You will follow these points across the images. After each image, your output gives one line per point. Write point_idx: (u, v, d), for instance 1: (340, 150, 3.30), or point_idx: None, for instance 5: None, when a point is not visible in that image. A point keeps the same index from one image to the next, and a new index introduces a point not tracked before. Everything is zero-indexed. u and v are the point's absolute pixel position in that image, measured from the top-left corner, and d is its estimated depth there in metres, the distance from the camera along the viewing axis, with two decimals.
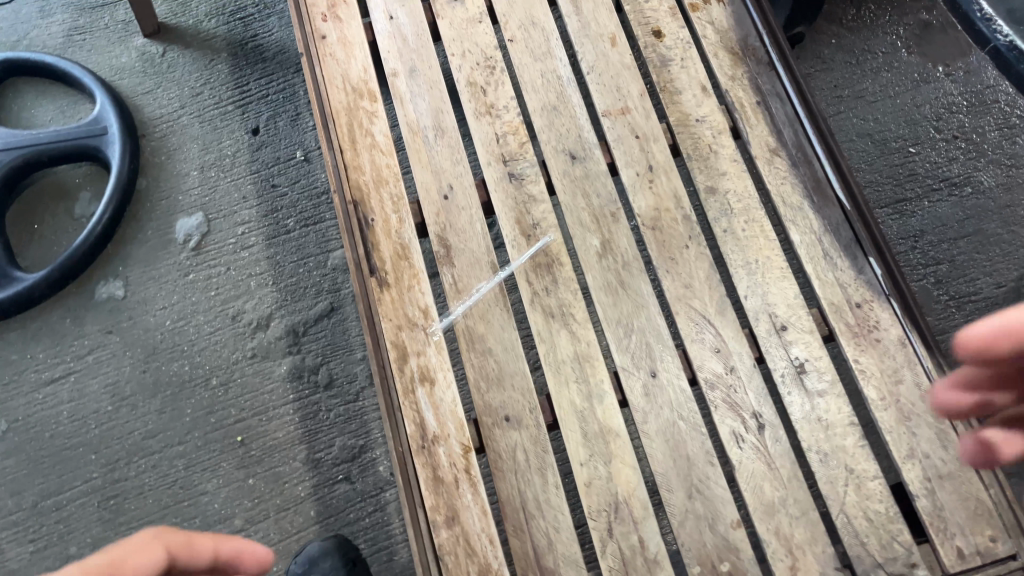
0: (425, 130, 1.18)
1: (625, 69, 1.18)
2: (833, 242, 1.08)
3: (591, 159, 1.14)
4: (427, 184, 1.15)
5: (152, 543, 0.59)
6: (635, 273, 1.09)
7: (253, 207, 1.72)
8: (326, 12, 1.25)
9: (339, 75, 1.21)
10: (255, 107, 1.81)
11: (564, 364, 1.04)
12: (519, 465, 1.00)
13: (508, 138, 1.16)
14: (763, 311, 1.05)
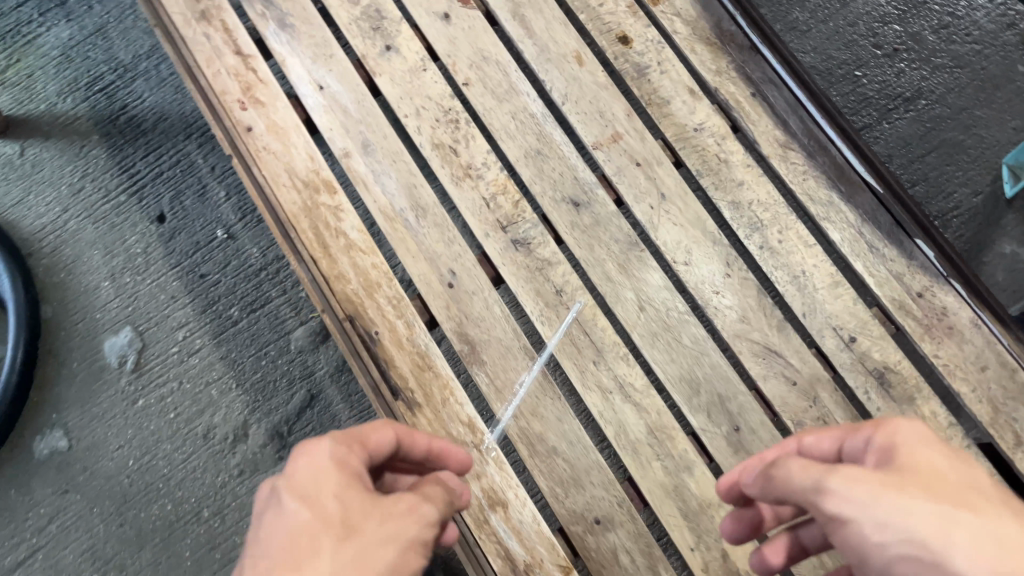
0: (403, 213, 1.02)
1: (602, 89, 1.05)
2: (874, 232, 1.00)
3: (597, 201, 1.02)
4: (425, 276, 1.00)
5: (389, 426, 0.70)
6: (682, 318, 0.98)
7: (186, 306, 1.52)
8: (243, 98, 1.06)
9: (284, 171, 1.03)
10: (151, 191, 1.58)
11: (640, 442, 0.94)
12: (627, 569, 0.91)
13: (498, 200, 1.02)
14: (827, 326, 0.97)
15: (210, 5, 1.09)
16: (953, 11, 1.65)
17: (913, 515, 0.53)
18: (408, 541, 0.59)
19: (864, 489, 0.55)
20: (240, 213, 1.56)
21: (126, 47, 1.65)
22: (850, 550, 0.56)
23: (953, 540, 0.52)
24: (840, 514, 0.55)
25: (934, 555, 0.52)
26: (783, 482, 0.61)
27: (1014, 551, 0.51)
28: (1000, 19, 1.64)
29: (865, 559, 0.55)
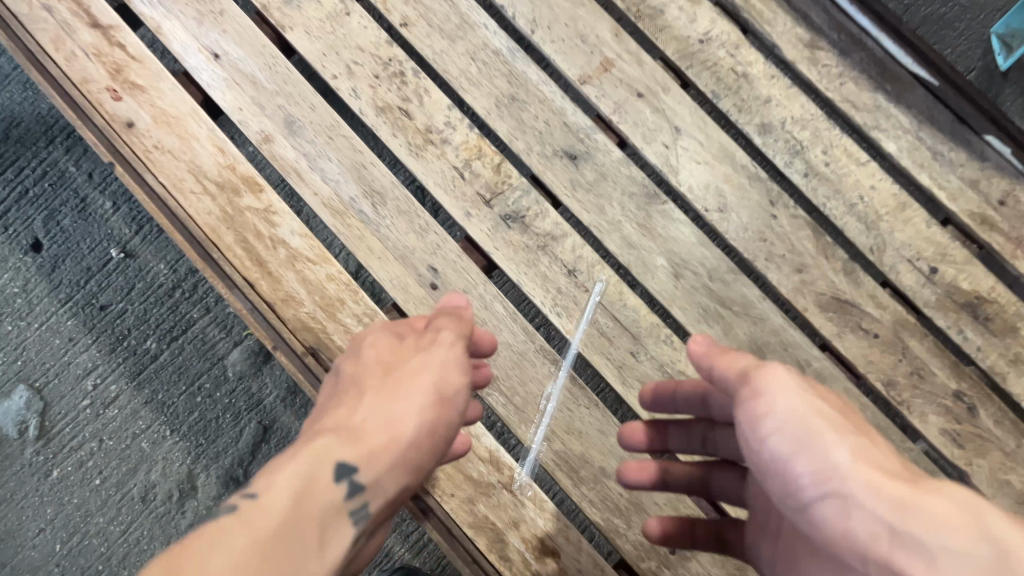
0: (355, 204, 0.79)
1: (579, 6, 0.82)
2: (935, 134, 0.82)
3: (598, 149, 0.80)
4: (398, 280, 0.78)
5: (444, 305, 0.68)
6: (729, 280, 0.78)
7: (89, 347, 1.24)
8: (114, 84, 0.80)
9: (188, 174, 0.79)
10: (17, 214, 1.27)
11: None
12: None
13: (474, 167, 0.80)
14: (902, 259, 0.79)
15: None
16: None
17: (822, 415, 0.50)
18: (440, 375, 0.61)
19: (788, 382, 0.51)
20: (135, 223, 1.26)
21: None
22: (745, 431, 0.51)
23: (843, 440, 0.48)
24: (756, 390, 0.51)
25: (821, 438, 0.48)
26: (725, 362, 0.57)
27: (905, 477, 0.47)
28: None
29: (753, 443, 0.51)
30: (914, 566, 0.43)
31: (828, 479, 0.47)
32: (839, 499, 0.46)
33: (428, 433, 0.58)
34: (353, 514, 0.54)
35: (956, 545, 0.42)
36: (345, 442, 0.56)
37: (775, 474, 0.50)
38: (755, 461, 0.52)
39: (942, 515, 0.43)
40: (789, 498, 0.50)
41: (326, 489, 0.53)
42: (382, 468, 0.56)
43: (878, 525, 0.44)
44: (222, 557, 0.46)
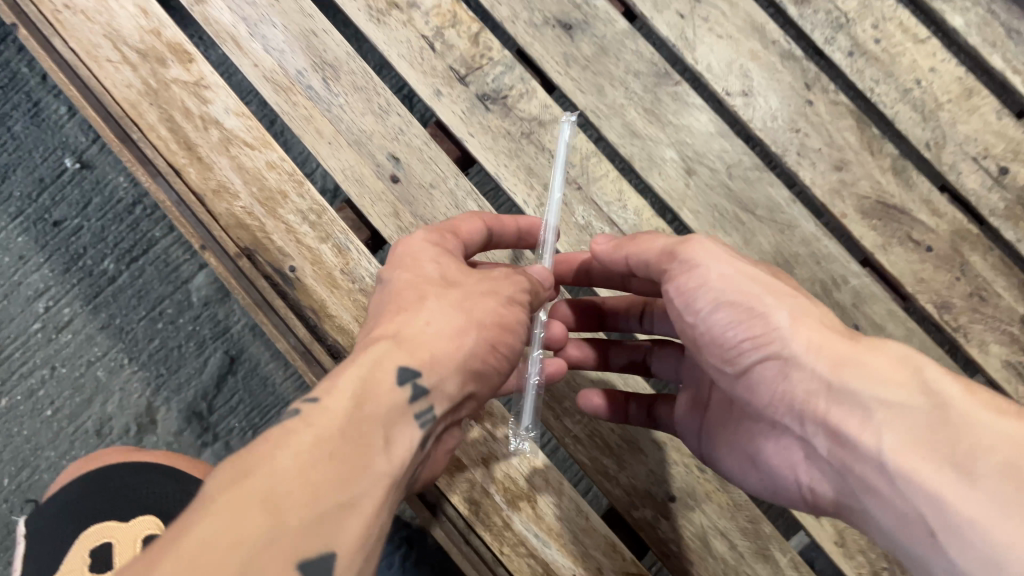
0: (302, 78, 0.66)
1: None
2: (1011, 6, 0.67)
3: (598, 18, 0.66)
4: (352, 169, 0.65)
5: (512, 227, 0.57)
6: (750, 180, 0.65)
7: (31, 261, 0.99)
8: None
9: (103, 37, 0.66)
10: None
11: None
12: (728, 560, 0.60)
13: (447, 36, 0.66)
14: (965, 157, 0.65)
15: None
16: None
17: (761, 280, 0.47)
18: (514, 291, 0.48)
19: (720, 251, 0.49)
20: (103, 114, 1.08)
21: None
22: (673, 302, 0.49)
23: (786, 302, 0.46)
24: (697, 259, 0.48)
25: (762, 301, 0.46)
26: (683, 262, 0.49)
27: (848, 334, 0.45)
28: None
29: (685, 317, 0.49)
30: (851, 421, 0.41)
31: (771, 341, 0.45)
32: (781, 362, 0.45)
33: (498, 343, 0.46)
34: (419, 416, 0.41)
35: (897, 399, 0.40)
36: (405, 342, 0.43)
37: (711, 342, 0.48)
38: (683, 332, 0.50)
39: (889, 369, 0.41)
40: (727, 366, 0.48)
41: (387, 390, 0.40)
42: (451, 368, 0.43)
43: (814, 381, 0.43)
44: (293, 458, 0.34)
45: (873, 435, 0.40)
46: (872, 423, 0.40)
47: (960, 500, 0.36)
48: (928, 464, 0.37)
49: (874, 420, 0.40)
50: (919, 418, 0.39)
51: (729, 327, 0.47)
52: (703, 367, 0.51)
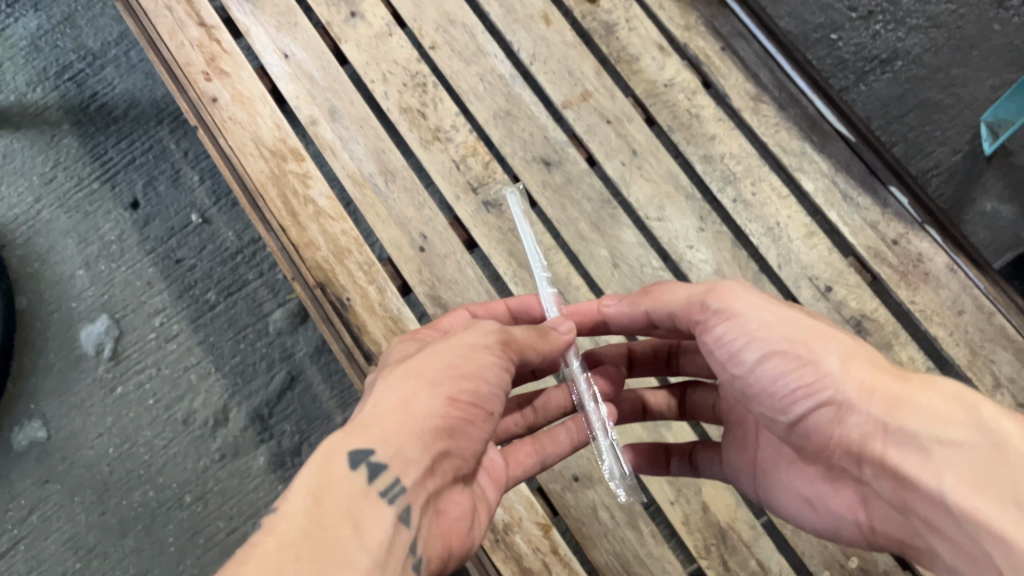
0: (371, 179, 1.01)
1: (570, 49, 1.04)
2: (848, 180, 0.99)
3: (568, 160, 1.00)
4: (396, 240, 0.99)
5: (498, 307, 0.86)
6: (655, 277, 0.97)
7: (163, 291, 1.49)
8: (207, 69, 1.04)
9: (249, 140, 1.02)
10: (125, 177, 1.55)
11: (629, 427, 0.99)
12: (608, 524, 0.90)
13: (468, 161, 1.01)
14: (803, 276, 0.96)
15: None
16: None
17: (808, 342, 0.66)
18: (465, 357, 0.65)
19: (764, 310, 0.69)
20: (215, 198, 1.53)
21: (95, 34, 1.61)
22: (720, 351, 0.70)
23: (836, 355, 0.65)
24: (752, 326, 0.68)
25: (814, 356, 0.65)
26: (658, 302, 0.75)
27: (891, 375, 0.63)
28: None
29: (755, 370, 0.68)
30: (906, 455, 0.58)
31: (825, 392, 0.63)
32: (834, 411, 0.63)
33: (450, 402, 0.62)
34: (384, 494, 0.55)
35: (950, 439, 0.56)
36: (356, 430, 0.57)
37: (769, 393, 0.67)
38: (757, 384, 0.68)
39: (932, 412, 0.58)
40: (783, 412, 0.67)
41: (349, 478, 0.54)
42: (406, 439, 0.58)
43: (872, 422, 0.61)
44: (257, 566, 0.47)
45: (926, 471, 0.56)
46: (926, 459, 0.57)
47: (994, 515, 0.51)
48: (970, 490, 0.53)
49: (929, 456, 0.56)
50: (964, 450, 0.55)
51: (783, 381, 0.66)
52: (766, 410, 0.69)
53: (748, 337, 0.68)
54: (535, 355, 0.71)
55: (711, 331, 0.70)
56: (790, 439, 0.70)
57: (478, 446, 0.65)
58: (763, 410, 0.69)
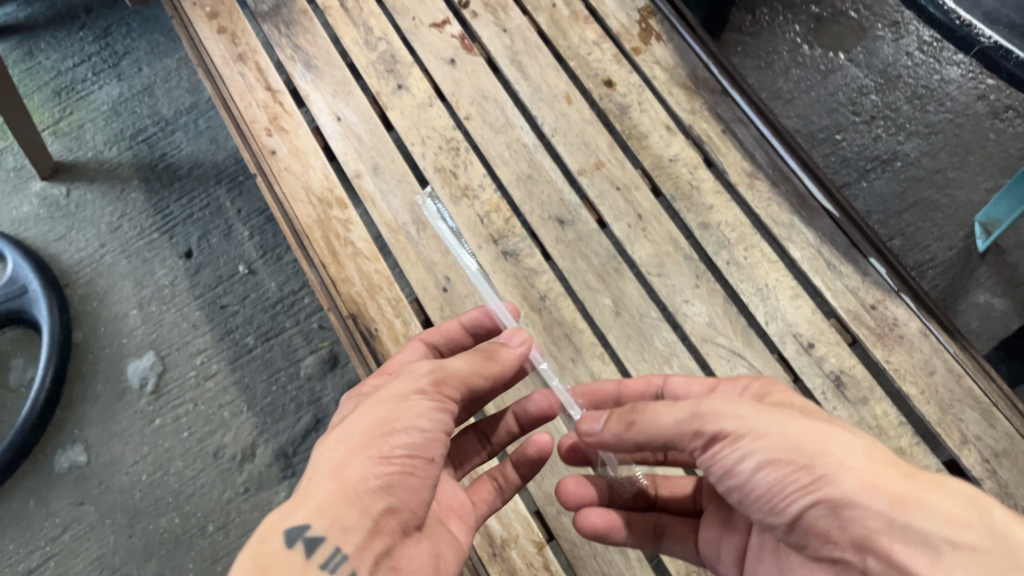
0: (405, 227, 1.14)
1: (588, 124, 1.18)
2: (832, 250, 1.10)
3: (580, 220, 1.12)
4: (423, 281, 1.11)
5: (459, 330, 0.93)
6: (655, 322, 1.08)
7: (206, 333, 1.60)
8: (269, 126, 1.20)
9: (300, 187, 1.16)
10: (183, 230, 1.69)
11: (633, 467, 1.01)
12: (598, 546, 0.98)
13: (491, 216, 1.13)
14: (787, 332, 1.06)
15: (247, 50, 1.26)
16: (926, 84, 1.76)
17: (802, 445, 0.64)
18: (401, 406, 0.69)
19: (749, 412, 0.67)
20: (262, 252, 1.67)
21: (169, 103, 1.80)
22: (716, 465, 0.68)
23: (828, 448, 0.63)
24: (744, 433, 0.66)
25: (807, 455, 0.63)
26: (649, 427, 0.72)
27: (889, 466, 0.61)
28: (970, 91, 1.75)
29: (748, 473, 0.66)
30: (919, 558, 0.56)
31: (821, 492, 0.61)
32: (831, 509, 0.61)
33: (382, 461, 0.65)
34: (323, 565, 0.59)
35: (963, 542, 0.55)
36: (293, 507, 0.62)
37: (765, 497, 0.65)
38: (754, 487, 0.66)
39: (941, 511, 0.57)
40: (775, 514, 0.65)
41: (286, 557, 0.59)
42: (342, 507, 0.62)
43: (879, 519, 0.58)
44: None
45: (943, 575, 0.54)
46: (943, 564, 0.55)
47: None
48: None
49: (941, 557, 0.55)
50: (984, 556, 0.54)
51: (776, 485, 0.64)
52: (757, 514, 0.68)
53: (738, 446, 0.66)
54: (479, 380, 0.75)
55: (707, 443, 0.68)
56: (788, 541, 0.67)
57: (426, 493, 0.68)
58: (758, 514, 0.67)
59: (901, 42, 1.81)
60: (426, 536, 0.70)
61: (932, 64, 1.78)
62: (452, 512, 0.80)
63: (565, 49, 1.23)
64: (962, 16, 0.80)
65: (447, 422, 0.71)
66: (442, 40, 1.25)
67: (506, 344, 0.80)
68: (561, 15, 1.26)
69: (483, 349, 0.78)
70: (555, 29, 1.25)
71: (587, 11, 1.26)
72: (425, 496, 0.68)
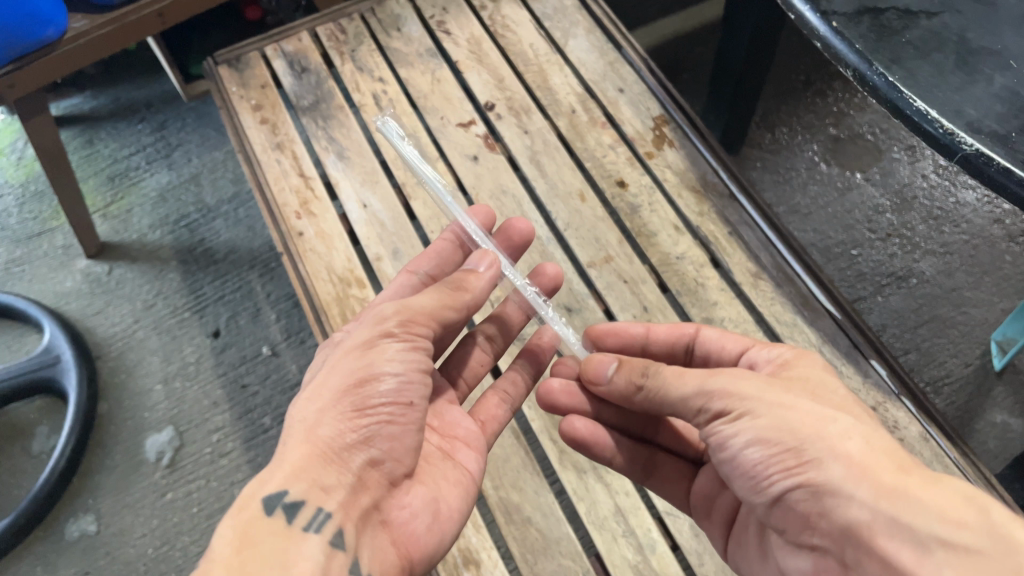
0: None
1: (599, 221, 1.23)
2: (833, 351, 1.12)
3: (587, 309, 1.16)
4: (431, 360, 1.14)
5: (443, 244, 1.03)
6: None
7: (225, 411, 1.62)
8: (299, 210, 1.27)
9: (324, 267, 1.21)
10: (213, 310, 1.75)
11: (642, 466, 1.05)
12: None
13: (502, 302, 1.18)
14: None
15: (286, 140, 1.35)
16: (941, 206, 1.80)
17: (797, 429, 0.71)
18: (356, 354, 0.78)
19: (755, 386, 0.75)
20: (286, 335, 1.71)
21: (213, 192, 1.91)
22: (713, 439, 0.76)
23: (828, 436, 0.70)
24: (743, 412, 0.74)
25: (805, 439, 0.71)
26: (657, 392, 0.81)
27: (885, 456, 0.69)
28: (986, 214, 1.78)
29: (740, 448, 0.74)
30: (903, 549, 0.64)
31: (805, 475, 0.70)
32: (813, 494, 0.70)
33: (357, 413, 0.76)
34: (307, 526, 0.70)
35: (957, 541, 0.62)
36: (277, 474, 0.72)
37: (751, 473, 0.75)
38: (742, 458, 0.74)
39: (933, 508, 0.64)
40: (760, 491, 0.75)
41: (267, 520, 0.69)
42: (321, 469, 0.73)
43: (869, 509, 0.66)
44: None
45: (926, 567, 0.62)
46: (930, 559, 0.62)
47: None
48: None
49: (930, 554, 0.62)
50: (976, 557, 0.61)
51: (763, 462, 0.73)
52: (740, 485, 0.77)
53: (736, 422, 0.74)
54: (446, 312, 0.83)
55: (710, 416, 0.77)
56: (772, 518, 0.77)
57: (409, 438, 0.79)
58: (743, 490, 0.77)
59: (917, 164, 1.86)
60: (418, 481, 0.82)
61: (947, 186, 1.82)
62: (460, 440, 0.91)
63: (582, 151, 1.30)
64: (943, 124, 0.72)
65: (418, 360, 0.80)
66: (467, 138, 1.33)
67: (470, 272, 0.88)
68: (580, 120, 1.33)
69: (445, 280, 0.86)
70: (574, 132, 1.32)
71: (605, 118, 1.34)
72: (405, 442, 0.79)
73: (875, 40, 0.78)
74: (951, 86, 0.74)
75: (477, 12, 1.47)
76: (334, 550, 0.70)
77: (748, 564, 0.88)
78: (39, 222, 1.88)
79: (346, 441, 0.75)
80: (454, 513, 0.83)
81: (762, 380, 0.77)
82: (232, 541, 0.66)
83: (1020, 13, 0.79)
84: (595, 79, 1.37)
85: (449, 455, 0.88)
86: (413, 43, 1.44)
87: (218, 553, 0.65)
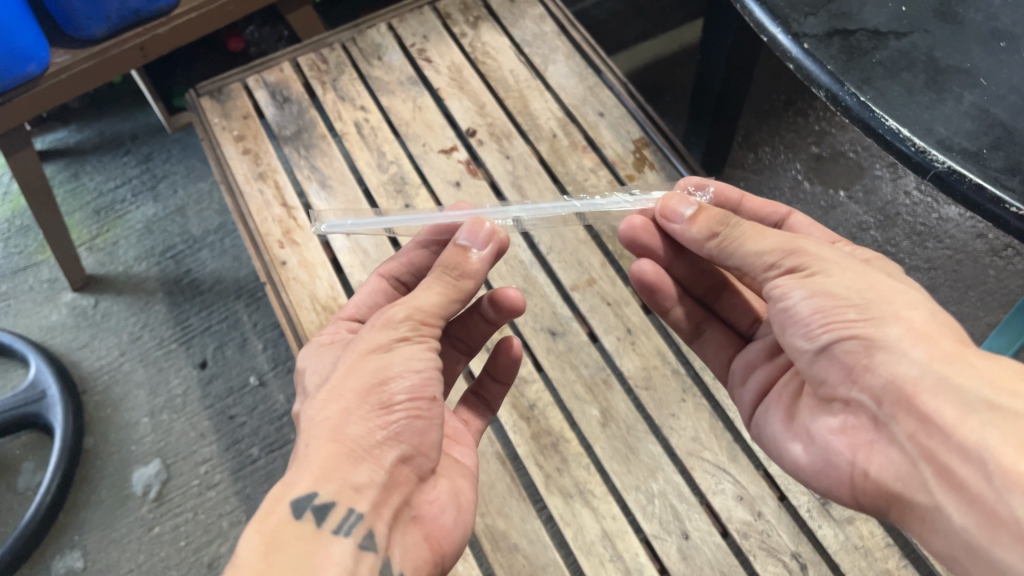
0: None
1: (581, 244, 1.24)
2: None
3: (571, 332, 1.17)
4: None
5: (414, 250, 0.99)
6: (642, 435, 1.09)
7: (213, 443, 1.61)
8: (282, 239, 1.27)
9: (307, 296, 1.21)
10: (199, 342, 1.74)
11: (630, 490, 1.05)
12: None
13: None
14: None
15: (268, 169, 1.36)
16: (924, 222, 1.81)
17: (865, 290, 0.72)
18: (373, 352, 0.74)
19: (829, 255, 0.75)
20: (274, 364, 1.70)
21: (199, 223, 1.91)
22: (774, 290, 0.76)
23: (897, 306, 0.70)
24: (819, 269, 0.74)
25: (865, 299, 0.71)
26: (730, 245, 0.79)
27: (948, 330, 0.68)
28: (969, 229, 1.79)
29: (799, 307, 0.74)
30: (949, 409, 0.64)
31: (864, 330, 0.70)
32: (865, 347, 0.70)
33: (383, 411, 0.71)
34: (335, 530, 0.66)
35: (1007, 408, 0.61)
36: (298, 476, 0.67)
37: (801, 322, 0.74)
38: (803, 315, 0.74)
39: (988, 376, 0.64)
40: (809, 340, 0.74)
41: (295, 525, 0.65)
42: (350, 466, 0.68)
43: (921, 368, 0.66)
44: None
45: (969, 427, 0.62)
46: (977, 423, 0.62)
47: None
48: None
49: (975, 414, 0.62)
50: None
51: (819, 315, 0.72)
52: (791, 343, 0.77)
53: (803, 279, 0.74)
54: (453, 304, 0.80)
55: (780, 273, 0.76)
56: (812, 368, 0.76)
57: (432, 433, 0.75)
58: (792, 341, 0.77)
59: (900, 181, 1.87)
60: (439, 476, 0.81)
61: (929, 202, 1.83)
62: (453, 440, 0.90)
63: (563, 175, 1.31)
64: (915, 142, 0.72)
65: (433, 358, 0.77)
66: (449, 164, 1.33)
67: (465, 251, 0.80)
68: (560, 145, 1.34)
69: (445, 267, 0.80)
70: (555, 156, 1.33)
71: (586, 142, 1.35)
72: (428, 438, 0.75)
73: (846, 61, 0.78)
74: (922, 105, 0.74)
75: (457, 39, 1.49)
76: (363, 553, 0.67)
77: (769, 424, 0.86)
78: (25, 256, 1.88)
79: (374, 439, 0.70)
80: (471, 505, 0.82)
81: (839, 250, 0.77)
82: (258, 548, 0.62)
83: (988, 31, 0.79)
84: (575, 104, 1.38)
85: (446, 451, 0.87)
86: (394, 72, 1.45)
87: (242, 560, 0.61)
